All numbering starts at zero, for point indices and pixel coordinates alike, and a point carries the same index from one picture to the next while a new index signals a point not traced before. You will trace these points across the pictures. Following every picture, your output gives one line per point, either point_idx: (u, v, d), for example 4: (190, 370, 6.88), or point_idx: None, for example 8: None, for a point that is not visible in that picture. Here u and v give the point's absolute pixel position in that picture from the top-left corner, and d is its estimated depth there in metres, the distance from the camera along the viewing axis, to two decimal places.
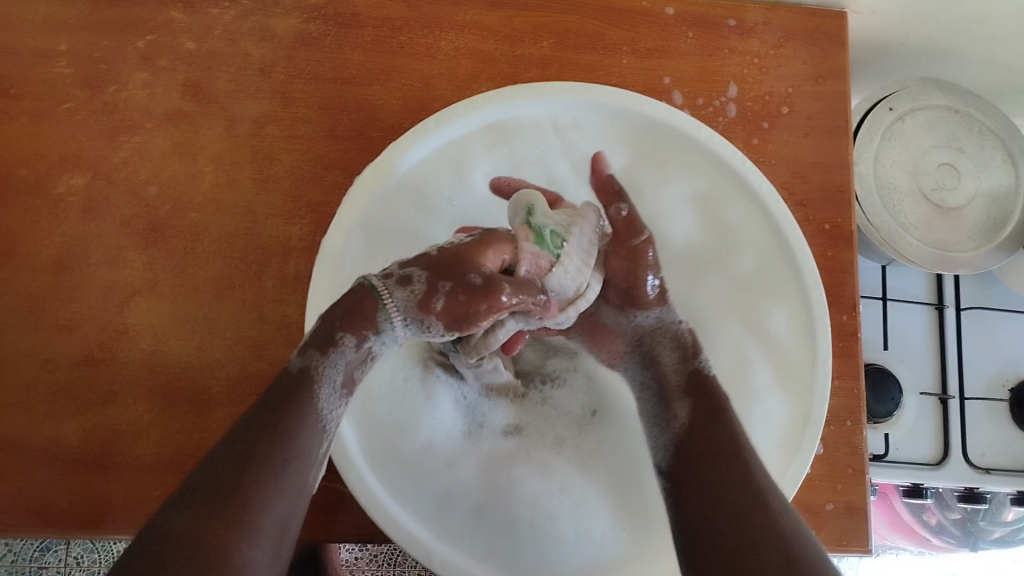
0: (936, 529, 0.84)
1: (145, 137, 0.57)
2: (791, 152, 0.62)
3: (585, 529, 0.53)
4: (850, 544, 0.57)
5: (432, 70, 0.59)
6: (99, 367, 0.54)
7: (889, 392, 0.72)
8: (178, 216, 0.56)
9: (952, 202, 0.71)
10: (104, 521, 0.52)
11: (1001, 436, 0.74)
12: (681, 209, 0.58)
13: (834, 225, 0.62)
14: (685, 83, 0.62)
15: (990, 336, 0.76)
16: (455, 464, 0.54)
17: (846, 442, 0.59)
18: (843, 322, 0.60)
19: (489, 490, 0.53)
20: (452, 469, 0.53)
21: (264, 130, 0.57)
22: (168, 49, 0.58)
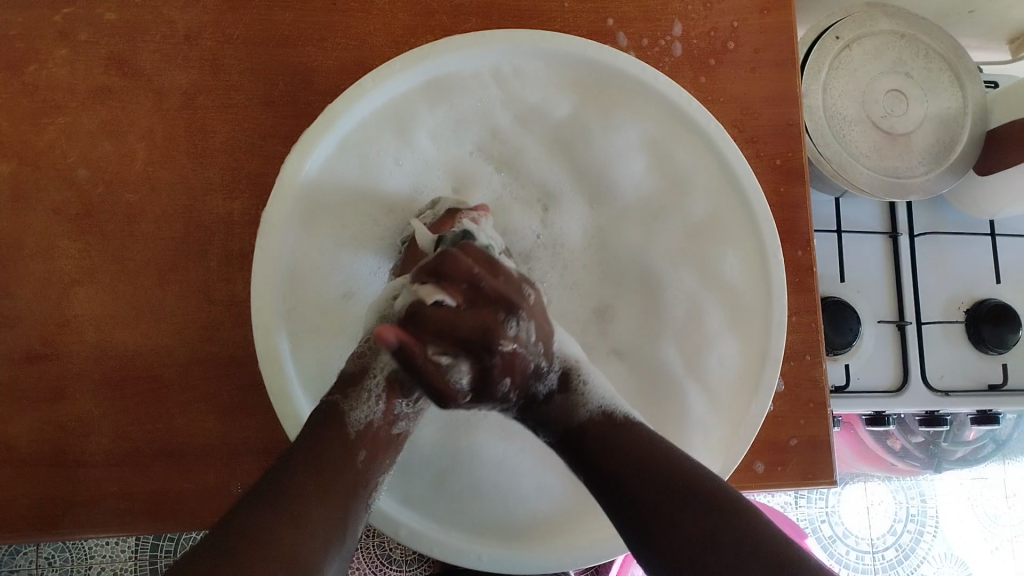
0: (900, 454, 0.87)
1: (69, 117, 0.54)
2: (739, 89, 0.62)
3: (550, 487, 0.52)
4: (815, 477, 0.57)
5: (368, 27, 0.57)
6: (45, 361, 0.52)
7: (848, 323, 0.73)
8: (114, 198, 0.54)
9: (901, 128, 0.71)
10: (66, 517, 0.51)
11: (957, 357, 0.75)
12: (631, 156, 0.56)
13: (786, 161, 0.61)
14: (629, 25, 0.61)
15: (943, 259, 0.77)
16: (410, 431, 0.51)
17: (807, 377, 0.59)
18: (799, 259, 0.61)
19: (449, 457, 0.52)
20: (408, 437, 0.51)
21: (196, 102, 0.55)
22: (86, 22, 0.55)
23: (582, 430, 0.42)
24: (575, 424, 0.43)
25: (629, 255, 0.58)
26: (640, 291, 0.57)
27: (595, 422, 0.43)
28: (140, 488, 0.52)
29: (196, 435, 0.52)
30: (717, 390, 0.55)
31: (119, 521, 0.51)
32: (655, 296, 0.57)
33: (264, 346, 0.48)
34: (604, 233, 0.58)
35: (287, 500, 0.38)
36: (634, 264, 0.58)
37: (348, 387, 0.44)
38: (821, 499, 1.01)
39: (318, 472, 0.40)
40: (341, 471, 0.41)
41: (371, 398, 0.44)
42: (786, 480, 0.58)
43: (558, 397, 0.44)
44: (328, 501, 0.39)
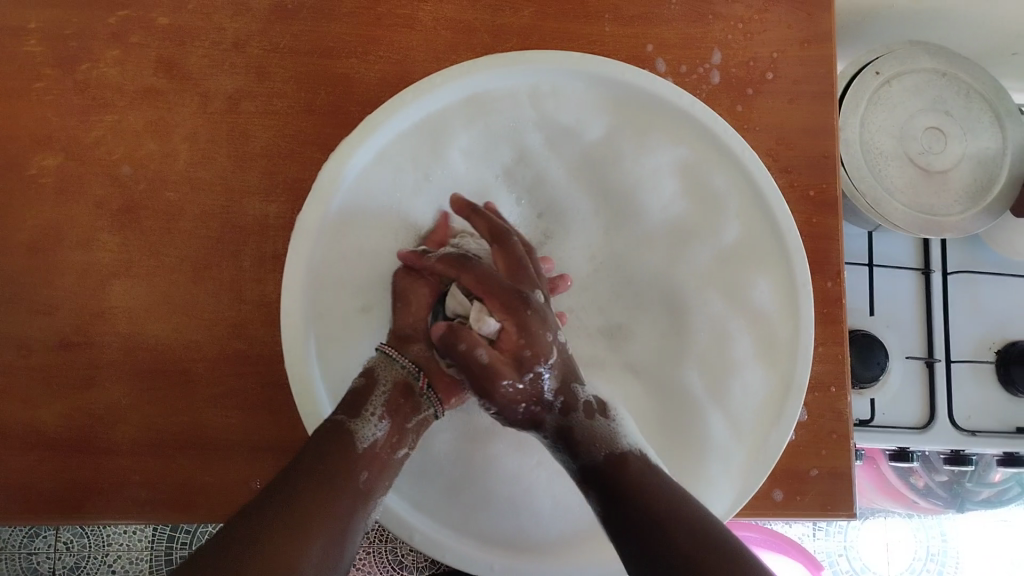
0: (923, 491, 0.85)
1: (117, 116, 0.56)
2: (774, 118, 0.62)
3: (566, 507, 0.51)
4: (835, 508, 0.57)
5: (411, 41, 0.58)
6: (78, 350, 0.53)
7: (875, 357, 0.72)
8: (154, 196, 0.55)
9: (939, 165, 0.70)
10: (88, 504, 0.52)
11: (986, 399, 0.74)
12: (663, 177, 0.55)
13: (818, 192, 0.61)
14: (668, 50, 0.61)
15: (976, 299, 0.76)
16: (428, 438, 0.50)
17: (831, 409, 0.59)
18: (828, 290, 0.60)
19: (463, 468, 0.51)
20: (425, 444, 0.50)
21: (240, 106, 0.56)
22: (140, 25, 0.57)
23: (623, 461, 0.43)
24: (614, 453, 0.43)
25: (651, 278, 0.57)
26: (656, 314, 0.57)
27: (636, 457, 0.43)
28: (162, 480, 0.53)
29: (221, 430, 0.53)
30: (742, 423, 0.54)
31: (140, 509, 0.52)
32: (677, 320, 0.56)
33: (292, 347, 0.49)
34: (619, 253, 0.57)
35: (279, 513, 0.38)
36: (653, 288, 0.57)
37: (353, 409, 0.44)
38: (839, 532, 1.00)
39: (317, 490, 0.40)
40: (340, 491, 0.41)
41: (373, 417, 0.44)
42: (804, 510, 0.57)
43: (585, 420, 0.45)
44: (322, 515, 0.39)
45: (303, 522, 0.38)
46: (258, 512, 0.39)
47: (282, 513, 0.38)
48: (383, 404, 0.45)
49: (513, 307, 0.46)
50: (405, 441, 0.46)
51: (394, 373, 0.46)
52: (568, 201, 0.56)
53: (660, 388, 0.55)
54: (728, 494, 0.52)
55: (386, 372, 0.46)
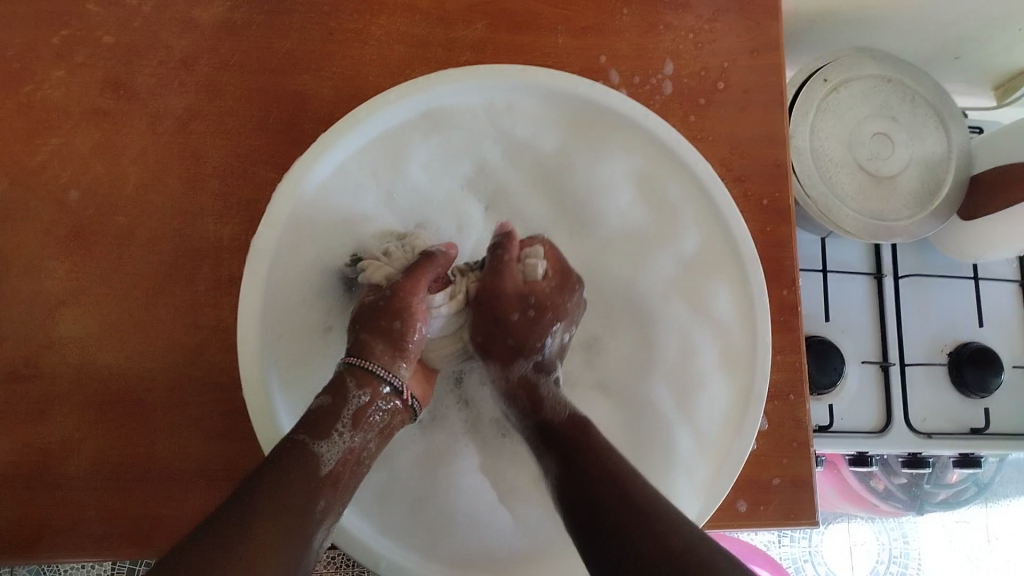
0: (884, 494, 0.87)
1: (63, 138, 0.54)
2: (728, 128, 0.63)
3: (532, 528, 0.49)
4: (798, 517, 0.58)
5: (364, 57, 0.58)
6: (28, 381, 0.52)
7: (833, 362, 0.73)
8: (104, 220, 0.54)
9: (886, 171, 0.72)
10: (42, 541, 0.51)
11: (940, 399, 0.76)
12: (621, 187, 0.55)
13: (773, 201, 0.62)
14: (621, 62, 0.62)
15: (927, 301, 0.78)
16: (390, 457, 0.50)
17: (790, 417, 0.59)
18: (784, 297, 0.61)
19: (426, 487, 0.49)
20: (386, 461, 0.49)
21: (190, 126, 0.55)
22: (83, 44, 0.55)
23: (575, 427, 0.46)
24: (566, 418, 0.47)
25: (617, 290, 0.57)
26: (624, 325, 0.57)
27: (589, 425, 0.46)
28: (119, 513, 0.51)
29: (181, 460, 0.52)
30: (705, 430, 0.54)
31: (97, 544, 0.51)
32: (643, 330, 0.56)
33: (250, 375, 0.48)
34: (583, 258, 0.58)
35: (249, 521, 0.36)
36: (620, 298, 0.57)
37: (314, 428, 0.42)
38: (804, 538, 1.02)
39: (282, 501, 0.38)
40: (302, 506, 0.39)
41: (339, 435, 0.43)
42: (768, 520, 0.58)
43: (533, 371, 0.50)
44: (279, 545, 0.36)
45: (253, 548, 0.35)
46: (201, 539, 0.35)
47: (246, 522, 0.36)
48: (350, 423, 0.44)
49: (542, 306, 0.50)
50: (366, 457, 0.44)
51: (368, 390, 0.45)
52: (526, 211, 0.57)
53: (625, 399, 0.55)
54: (698, 504, 0.52)
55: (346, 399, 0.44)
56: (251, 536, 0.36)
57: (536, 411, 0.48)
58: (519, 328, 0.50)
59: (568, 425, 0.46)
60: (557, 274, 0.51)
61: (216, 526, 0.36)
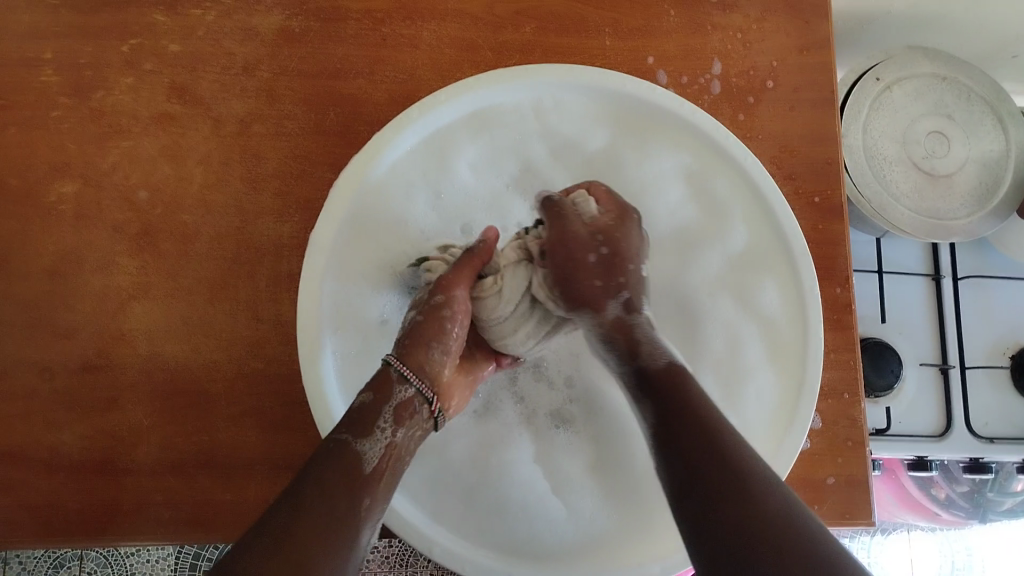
0: (946, 503, 0.85)
1: (133, 142, 0.57)
2: (777, 127, 0.62)
3: (588, 517, 0.50)
4: (854, 517, 0.56)
5: (416, 61, 0.60)
6: (99, 373, 0.54)
7: (890, 364, 0.72)
8: (170, 219, 0.56)
9: (942, 169, 0.71)
10: (109, 525, 0.53)
11: (1003, 404, 0.74)
12: (669, 182, 0.55)
13: (824, 198, 0.62)
14: (669, 62, 0.62)
15: (987, 304, 0.76)
16: (446, 443, 0.50)
17: (845, 415, 0.58)
18: (837, 295, 0.60)
19: (477, 475, 0.50)
20: (442, 448, 0.50)
21: (251, 129, 0.58)
22: (152, 53, 0.58)
23: (665, 373, 0.43)
24: (660, 365, 0.44)
25: (664, 288, 0.55)
26: (671, 325, 0.54)
27: (677, 371, 0.44)
28: (181, 500, 0.53)
29: (239, 450, 0.53)
30: (753, 427, 0.52)
31: (160, 531, 0.52)
32: (688, 327, 0.54)
33: (307, 364, 0.49)
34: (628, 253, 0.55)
35: (293, 534, 0.36)
36: (667, 297, 0.55)
37: (357, 425, 0.41)
38: (863, 551, 0.99)
39: (325, 511, 0.38)
40: (348, 509, 0.39)
41: (382, 432, 0.42)
42: (824, 519, 0.56)
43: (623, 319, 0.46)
44: (327, 547, 0.37)
45: (304, 550, 0.36)
46: (254, 539, 0.36)
47: (293, 532, 0.36)
48: (393, 420, 0.42)
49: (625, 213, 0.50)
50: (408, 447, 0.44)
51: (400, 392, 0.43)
52: None
53: None
54: None
55: (389, 391, 0.43)
56: (301, 538, 0.36)
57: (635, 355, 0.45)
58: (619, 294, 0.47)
59: (660, 368, 0.43)
60: (616, 210, 0.50)
61: (260, 538, 0.36)
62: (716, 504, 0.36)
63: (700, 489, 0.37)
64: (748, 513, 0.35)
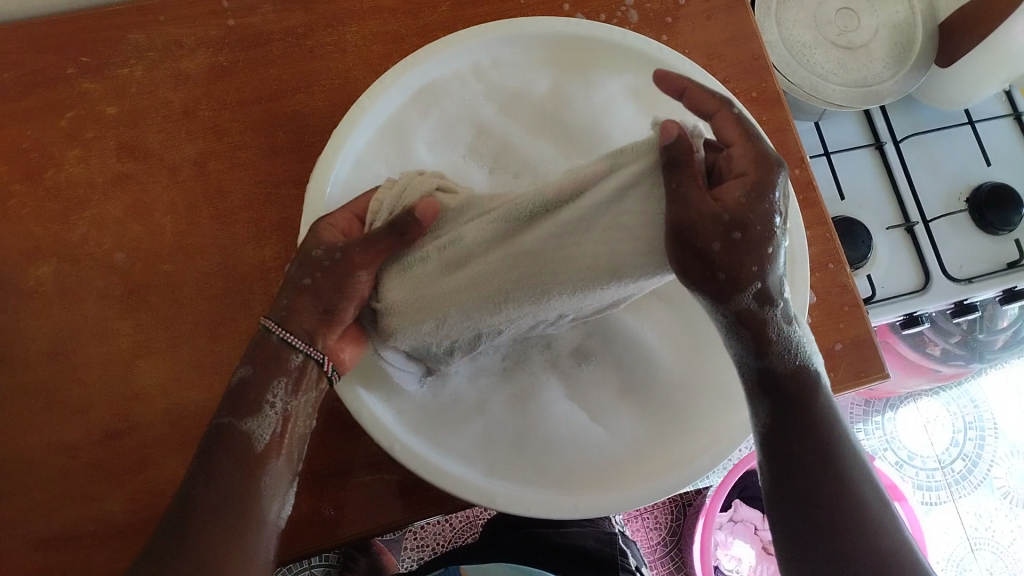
0: (943, 357, 0.93)
1: (96, 209, 0.57)
2: (699, 37, 0.65)
3: (634, 433, 0.52)
4: (869, 373, 0.59)
5: (348, 64, 0.61)
6: (125, 436, 0.54)
7: (859, 237, 0.77)
8: (153, 272, 0.56)
9: (859, 41, 0.74)
10: None
11: (968, 245, 0.79)
12: (618, 105, 0.56)
13: (760, 92, 0.65)
14: (584, 4, 0.65)
15: (929, 159, 0.81)
16: (479, 406, 0.52)
17: (835, 284, 0.62)
18: (797, 177, 0.64)
19: (518, 424, 0.52)
20: (478, 411, 0.51)
21: (208, 167, 0.58)
22: (91, 120, 0.59)
23: (789, 377, 0.43)
24: (783, 366, 0.43)
25: None
26: None
27: (798, 375, 0.43)
28: None
29: None
30: None
31: None
32: None
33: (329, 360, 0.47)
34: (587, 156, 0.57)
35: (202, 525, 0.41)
36: None
37: (240, 405, 0.43)
38: (878, 428, 1.09)
39: (234, 493, 0.42)
40: (247, 493, 0.42)
41: (271, 410, 0.44)
42: (844, 384, 0.59)
43: (759, 304, 0.40)
44: (235, 536, 0.41)
45: (220, 535, 0.41)
46: (176, 520, 0.41)
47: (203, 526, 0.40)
48: (284, 390, 0.44)
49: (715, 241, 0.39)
50: (308, 403, 0.46)
51: (284, 366, 0.44)
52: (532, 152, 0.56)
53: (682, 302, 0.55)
54: None
55: (267, 373, 0.44)
56: (210, 527, 0.41)
57: (765, 346, 0.42)
58: (730, 253, 0.38)
59: (781, 370, 0.43)
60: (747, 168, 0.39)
61: (179, 525, 0.41)
62: (835, 528, 0.42)
63: (824, 507, 0.42)
64: (866, 538, 0.41)
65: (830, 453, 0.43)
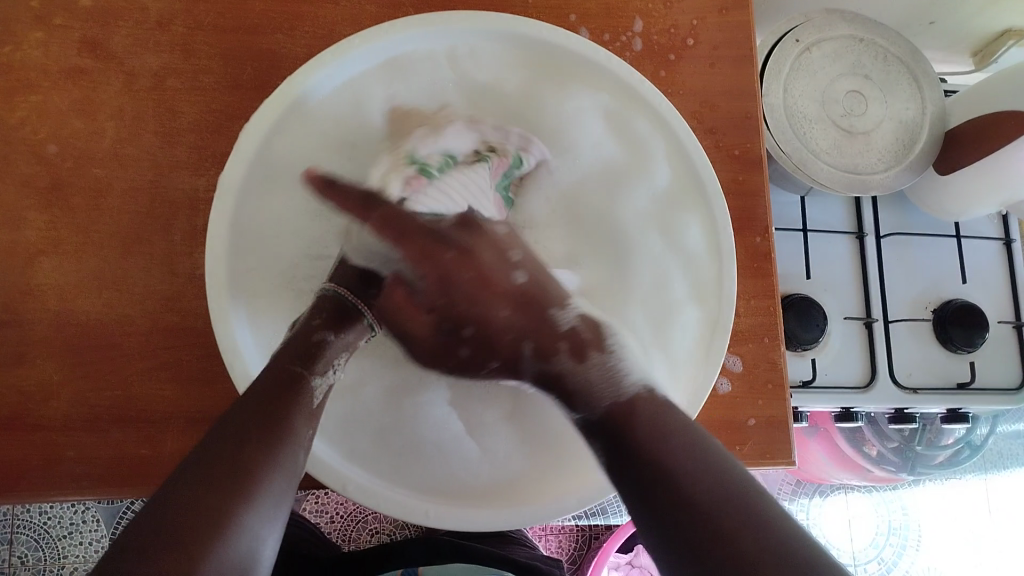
0: (877, 459, 0.91)
1: (42, 96, 0.56)
2: (697, 82, 0.64)
3: (510, 457, 0.51)
4: (774, 456, 0.58)
5: (337, 17, 0.59)
6: (7, 328, 0.53)
7: (814, 319, 0.74)
8: (82, 174, 0.55)
9: (861, 127, 0.73)
10: (21, 481, 0.52)
11: (922, 355, 0.77)
12: (589, 122, 0.56)
13: (743, 151, 0.63)
14: (591, 20, 0.63)
15: (907, 260, 0.80)
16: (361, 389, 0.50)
17: (765, 359, 0.60)
18: (757, 244, 0.62)
19: (396, 417, 0.50)
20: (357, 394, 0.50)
21: (166, 84, 0.56)
22: (61, 7, 0.57)
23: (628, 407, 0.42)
24: (605, 406, 0.43)
25: (593, 217, 0.57)
26: (602, 255, 0.57)
27: (642, 398, 0.43)
28: (97, 455, 0.52)
29: (155, 401, 0.53)
30: (677, 357, 0.54)
31: (75, 485, 0.52)
32: (619, 256, 0.57)
33: (217, 307, 0.47)
34: (562, 201, 0.58)
35: (222, 496, 0.35)
36: (600, 226, 0.57)
37: (307, 359, 0.43)
38: (802, 511, 1.07)
39: (262, 469, 0.37)
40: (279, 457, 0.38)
41: (328, 369, 0.44)
42: (744, 459, 0.58)
43: (574, 360, 0.46)
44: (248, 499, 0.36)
45: (238, 502, 0.35)
46: (186, 478, 0.36)
47: (224, 496, 0.35)
48: (345, 359, 0.46)
49: None
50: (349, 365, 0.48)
51: (354, 333, 0.46)
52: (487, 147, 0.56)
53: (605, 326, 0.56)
54: None
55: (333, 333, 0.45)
56: (221, 499, 0.35)
57: (593, 399, 0.44)
58: None
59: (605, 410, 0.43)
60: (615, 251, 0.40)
61: (191, 489, 0.35)
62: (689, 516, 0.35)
63: (663, 505, 0.37)
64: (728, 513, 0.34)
65: (649, 450, 0.39)
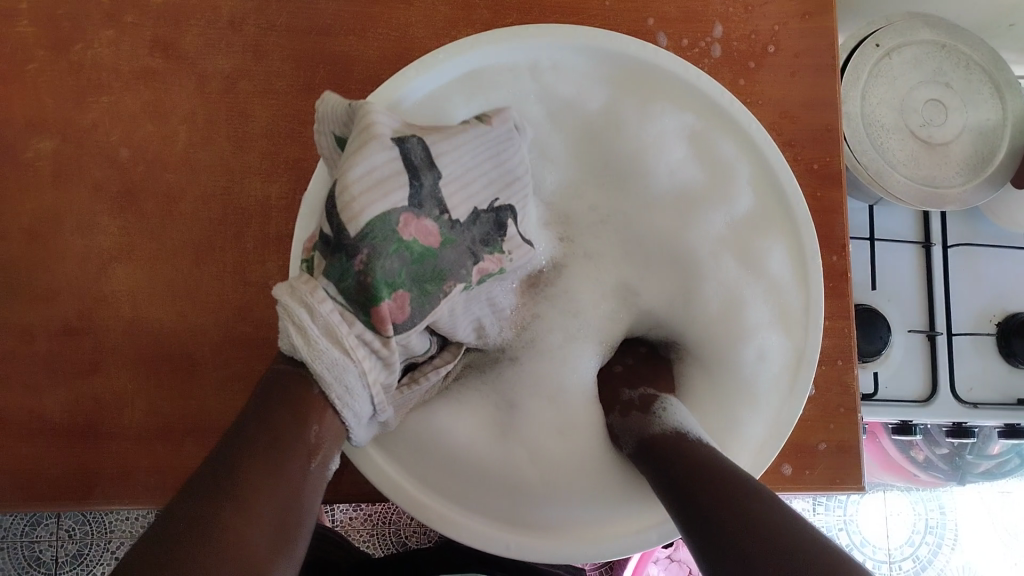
0: (924, 465, 0.91)
1: (114, 98, 0.55)
2: (777, 91, 0.61)
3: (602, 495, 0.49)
4: (843, 482, 0.58)
5: (410, 18, 0.57)
6: (82, 335, 0.53)
7: (878, 332, 0.73)
8: (155, 180, 0.54)
9: (939, 138, 0.70)
10: (95, 490, 0.52)
11: (986, 369, 0.76)
12: (672, 144, 0.53)
13: (822, 165, 0.61)
14: (669, 24, 0.61)
15: (974, 272, 0.78)
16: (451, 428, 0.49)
17: (838, 382, 0.59)
18: (834, 263, 0.60)
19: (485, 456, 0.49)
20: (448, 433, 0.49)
21: (238, 87, 0.55)
22: (132, 4, 0.56)
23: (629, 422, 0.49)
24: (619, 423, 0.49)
25: (660, 241, 0.54)
26: (670, 279, 0.55)
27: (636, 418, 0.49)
28: (170, 467, 0.52)
29: (227, 412, 0.53)
30: (757, 390, 0.53)
31: (147, 496, 0.52)
32: (688, 283, 0.54)
33: None
34: (629, 224, 0.55)
35: (233, 524, 0.31)
36: (663, 250, 0.54)
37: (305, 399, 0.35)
38: (839, 508, 1.08)
39: (273, 490, 0.33)
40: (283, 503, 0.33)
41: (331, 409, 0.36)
42: (813, 484, 0.58)
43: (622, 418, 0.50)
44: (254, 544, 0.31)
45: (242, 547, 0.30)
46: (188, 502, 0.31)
47: (231, 519, 0.31)
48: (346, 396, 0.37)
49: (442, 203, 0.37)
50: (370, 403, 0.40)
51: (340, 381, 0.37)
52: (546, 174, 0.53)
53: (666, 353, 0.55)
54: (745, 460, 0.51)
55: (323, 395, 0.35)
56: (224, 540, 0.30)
57: (642, 431, 0.46)
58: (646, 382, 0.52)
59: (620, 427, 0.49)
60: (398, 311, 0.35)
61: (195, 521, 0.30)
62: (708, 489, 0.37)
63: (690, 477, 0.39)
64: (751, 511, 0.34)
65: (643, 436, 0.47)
